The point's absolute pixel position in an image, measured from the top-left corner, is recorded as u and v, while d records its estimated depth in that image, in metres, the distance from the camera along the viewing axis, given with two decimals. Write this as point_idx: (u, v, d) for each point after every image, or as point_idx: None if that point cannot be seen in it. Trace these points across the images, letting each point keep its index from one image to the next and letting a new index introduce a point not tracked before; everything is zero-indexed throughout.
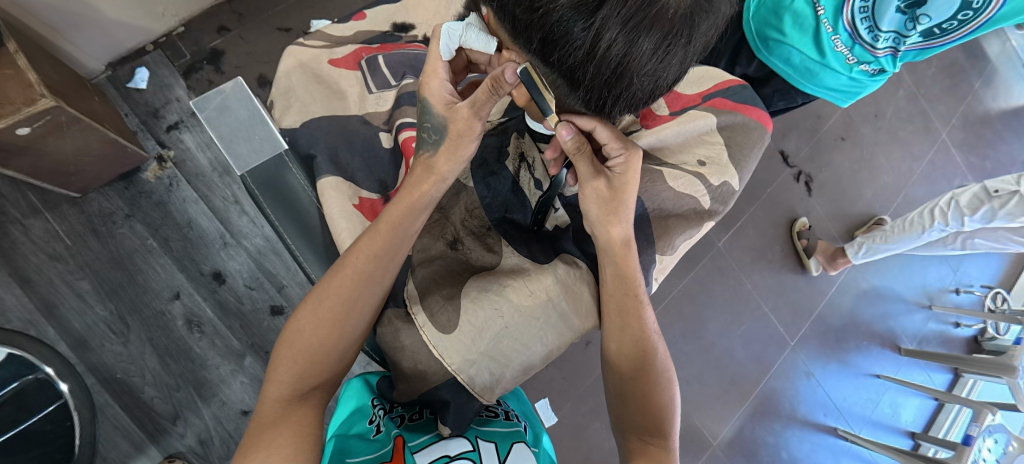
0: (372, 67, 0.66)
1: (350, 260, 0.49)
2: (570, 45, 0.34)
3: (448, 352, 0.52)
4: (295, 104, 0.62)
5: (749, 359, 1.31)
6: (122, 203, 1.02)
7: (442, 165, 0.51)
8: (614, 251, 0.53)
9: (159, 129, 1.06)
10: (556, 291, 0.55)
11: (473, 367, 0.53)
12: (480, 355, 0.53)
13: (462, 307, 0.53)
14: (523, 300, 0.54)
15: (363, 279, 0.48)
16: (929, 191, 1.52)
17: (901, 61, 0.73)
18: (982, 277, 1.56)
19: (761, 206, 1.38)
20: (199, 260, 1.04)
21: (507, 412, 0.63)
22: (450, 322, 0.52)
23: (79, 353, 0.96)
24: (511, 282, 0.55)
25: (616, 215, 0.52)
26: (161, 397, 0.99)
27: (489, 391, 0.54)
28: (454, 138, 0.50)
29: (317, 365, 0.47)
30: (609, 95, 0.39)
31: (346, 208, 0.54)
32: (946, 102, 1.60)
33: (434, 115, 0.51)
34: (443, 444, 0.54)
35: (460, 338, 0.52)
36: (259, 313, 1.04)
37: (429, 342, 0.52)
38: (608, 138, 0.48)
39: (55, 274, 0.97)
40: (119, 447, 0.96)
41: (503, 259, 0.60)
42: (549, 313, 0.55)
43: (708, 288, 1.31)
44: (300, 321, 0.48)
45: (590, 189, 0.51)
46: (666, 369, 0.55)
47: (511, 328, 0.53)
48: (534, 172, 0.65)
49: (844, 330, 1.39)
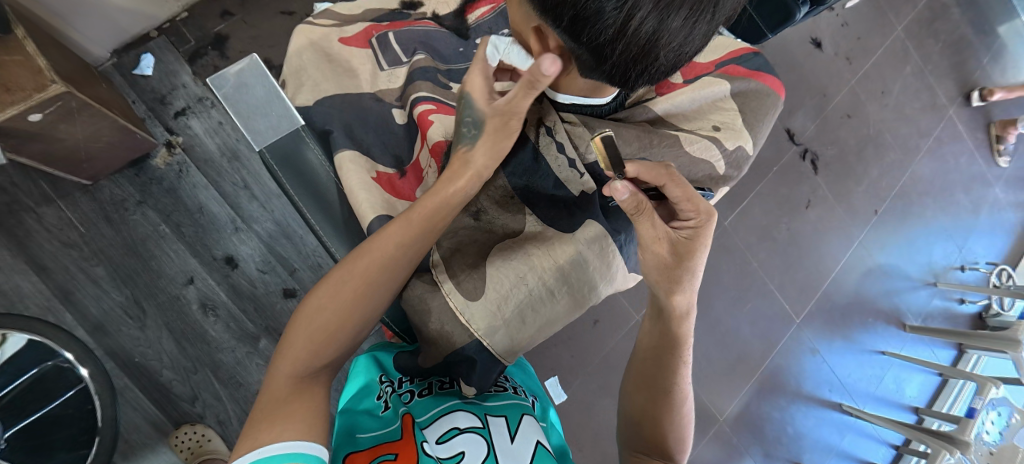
0: (383, 45, 0.67)
1: (363, 251, 0.50)
2: (601, 23, 0.34)
3: (475, 319, 0.56)
4: (308, 83, 0.62)
5: (755, 336, 1.32)
6: (133, 190, 1.03)
7: (478, 161, 0.52)
8: (669, 317, 0.56)
9: (166, 116, 1.06)
10: (576, 260, 0.59)
11: (496, 333, 0.57)
12: (503, 322, 0.57)
13: (488, 275, 0.57)
14: (545, 263, 0.58)
15: (375, 275, 0.49)
16: (934, 168, 1.53)
17: None
18: (988, 254, 1.56)
19: (769, 184, 1.38)
20: (210, 245, 1.05)
21: (515, 387, 0.64)
22: (476, 289, 0.57)
23: (97, 338, 0.98)
24: (535, 251, 0.59)
25: (679, 285, 0.53)
26: (179, 380, 1.01)
27: (510, 353, 0.59)
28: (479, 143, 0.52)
29: (328, 344, 0.48)
30: (633, 71, 0.39)
31: (365, 181, 0.54)
32: (953, 77, 1.59)
33: (474, 109, 0.52)
34: (451, 419, 0.54)
35: (486, 303, 0.57)
36: (272, 295, 1.06)
37: (456, 308, 0.56)
38: (683, 198, 0.50)
39: (69, 261, 0.99)
40: (141, 430, 0.98)
41: (525, 225, 0.61)
42: (569, 280, 0.59)
43: (714, 266, 1.32)
44: (319, 299, 0.49)
45: (672, 245, 0.51)
46: (682, 422, 0.60)
47: (532, 295, 0.58)
48: (555, 136, 0.58)
49: (850, 307, 1.40)
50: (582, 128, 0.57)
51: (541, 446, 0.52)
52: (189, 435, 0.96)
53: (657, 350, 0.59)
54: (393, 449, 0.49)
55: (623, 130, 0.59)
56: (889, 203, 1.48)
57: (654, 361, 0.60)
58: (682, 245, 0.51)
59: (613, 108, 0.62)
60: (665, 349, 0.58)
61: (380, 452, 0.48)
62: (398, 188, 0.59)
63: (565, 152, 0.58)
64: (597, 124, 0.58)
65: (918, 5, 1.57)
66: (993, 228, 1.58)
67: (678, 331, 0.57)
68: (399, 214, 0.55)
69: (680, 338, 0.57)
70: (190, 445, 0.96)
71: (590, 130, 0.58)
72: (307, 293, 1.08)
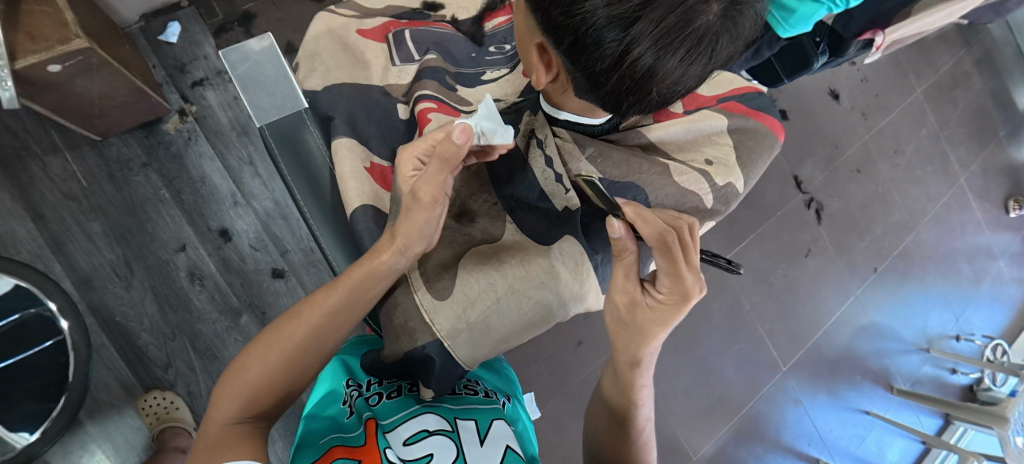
0: (398, 41, 0.68)
1: (301, 308, 0.51)
2: (599, 52, 0.35)
3: (438, 318, 0.55)
4: (320, 69, 0.63)
5: (739, 378, 1.30)
6: (140, 151, 1.04)
7: (426, 197, 0.47)
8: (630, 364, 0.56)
9: (184, 84, 1.07)
10: (549, 274, 0.58)
11: (458, 336, 0.56)
12: (466, 326, 0.56)
13: (458, 275, 0.57)
14: (517, 272, 0.57)
15: (323, 328, 0.50)
16: (939, 233, 1.52)
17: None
18: (985, 327, 1.54)
19: (771, 227, 1.38)
20: (207, 215, 1.05)
21: (486, 390, 0.63)
22: (445, 288, 0.56)
23: (82, 292, 0.98)
24: (510, 259, 0.58)
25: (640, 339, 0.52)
26: (156, 345, 1.01)
27: (471, 360, 0.57)
28: (405, 216, 0.49)
29: (276, 383, 0.49)
30: (625, 101, 0.41)
31: (356, 168, 0.55)
32: (968, 145, 1.59)
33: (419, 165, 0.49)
34: (415, 422, 0.53)
35: (452, 305, 0.55)
36: (260, 273, 1.06)
37: (423, 305, 0.55)
38: (665, 272, 0.46)
39: (67, 213, 0.99)
40: (110, 389, 0.98)
41: (504, 233, 0.61)
42: (540, 294, 0.58)
43: (706, 303, 1.31)
44: (277, 333, 0.50)
45: (631, 299, 0.51)
46: (645, 442, 0.60)
47: (501, 303, 0.57)
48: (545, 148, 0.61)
49: (838, 362, 1.38)
50: (572, 144, 0.61)
51: (511, 450, 0.52)
52: (156, 401, 0.96)
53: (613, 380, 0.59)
54: (355, 454, 0.48)
55: (614, 152, 0.62)
56: (890, 262, 1.46)
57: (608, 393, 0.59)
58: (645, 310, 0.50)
59: (606, 129, 0.64)
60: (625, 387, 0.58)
61: (340, 457, 0.48)
62: (389, 181, 0.58)
63: (552, 166, 0.60)
64: (588, 142, 0.61)
65: (940, 70, 1.58)
66: (992, 301, 1.56)
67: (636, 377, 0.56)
68: (385, 207, 0.55)
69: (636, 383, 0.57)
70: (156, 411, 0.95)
71: (579, 146, 0.61)
72: (296, 275, 1.08)
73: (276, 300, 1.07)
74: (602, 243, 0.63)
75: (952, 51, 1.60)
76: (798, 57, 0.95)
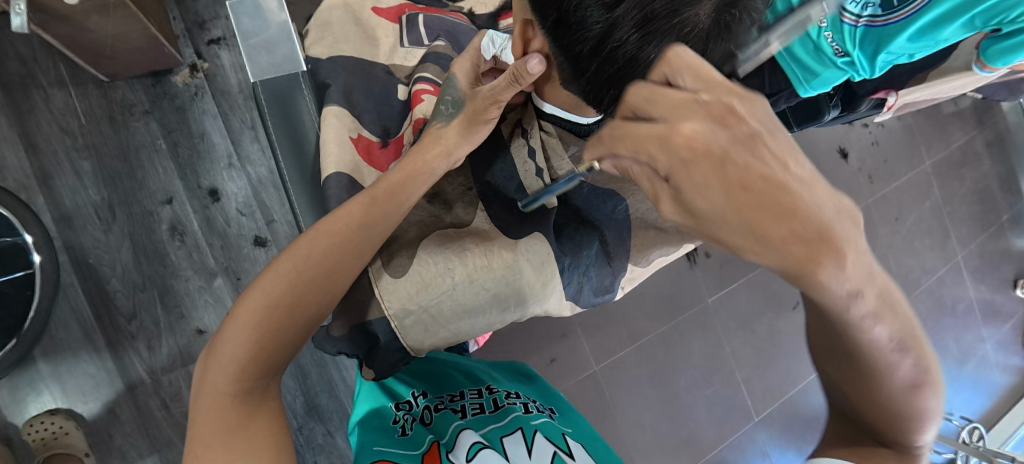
0: (411, 23, 0.71)
1: (262, 282, 0.50)
2: (583, 32, 0.36)
3: (389, 296, 0.56)
4: (329, 38, 0.67)
5: (709, 422, 1.28)
6: (145, 99, 1.03)
7: (451, 136, 0.58)
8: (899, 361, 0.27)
9: (200, 40, 1.07)
10: (508, 267, 0.58)
11: (408, 318, 0.56)
12: (417, 309, 0.56)
13: (416, 256, 0.57)
14: (477, 262, 0.57)
15: (305, 278, 0.50)
16: (930, 307, 1.50)
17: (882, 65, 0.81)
18: (964, 408, 1.51)
19: (762, 273, 1.38)
20: (199, 173, 1.05)
21: (528, 402, 0.61)
22: (402, 266, 0.57)
23: (60, 228, 0.97)
24: (472, 249, 0.58)
25: (883, 297, 0.25)
26: (124, 293, 0.99)
27: (418, 343, 0.59)
28: (413, 153, 0.57)
29: (265, 345, 0.48)
30: (605, 94, 0.41)
31: (342, 137, 0.59)
32: (970, 224, 1.58)
33: (456, 90, 0.59)
34: (465, 433, 0.53)
35: (406, 286, 0.56)
36: (242, 239, 1.05)
37: (378, 286, 0.56)
38: (671, 158, 0.27)
39: (61, 148, 0.98)
40: (70, 330, 0.95)
41: (474, 219, 0.63)
42: (498, 285, 0.58)
43: (686, 340, 1.29)
44: (256, 293, 0.49)
45: (818, 290, 0.24)
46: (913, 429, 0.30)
47: (455, 290, 0.56)
48: (530, 140, 0.62)
49: (812, 421, 1.36)
50: (556, 140, 0.61)
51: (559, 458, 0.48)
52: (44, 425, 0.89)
53: (862, 409, 0.32)
54: None
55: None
56: None
57: (878, 431, 0.32)
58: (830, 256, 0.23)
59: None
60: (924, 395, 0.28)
61: None
62: (372, 154, 0.63)
63: (535, 158, 0.63)
64: (574, 141, 0.61)
65: (952, 145, 1.58)
66: (975, 385, 1.54)
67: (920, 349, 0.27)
68: (361, 178, 0.59)
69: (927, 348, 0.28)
70: (44, 436, 0.88)
71: (564, 144, 0.61)
72: (277, 246, 1.07)
73: (253, 268, 1.05)
74: (572, 249, 0.63)
75: (965, 129, 1.61)
76: (808, 109, 0.96)
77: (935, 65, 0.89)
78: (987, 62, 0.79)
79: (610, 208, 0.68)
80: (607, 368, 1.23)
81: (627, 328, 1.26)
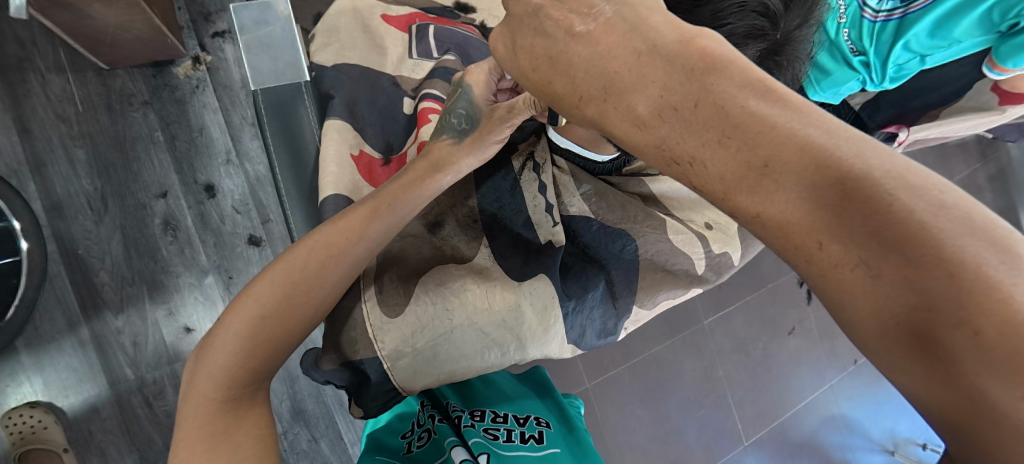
0: (421, 34, 0.75)
1: (254, 289, 0.48)
2: None
3: (382, 335, 0.54)
4: (335, 44, 0.71)
5: (699, 445, 1.26)
6: (145, 89, 1.01)
7: (463, 159, 0.57)
8: (895, 283, 0.20)
9: (204, 32, 1.05)
10: (508, 310, 0.58)
11: (401, 360, 0.55)
12: (413, 350, 0.55)
13: (414, 295, 0.56)
14: (478, 303, 0.57)
15: (297, 288, 0.48)
16: None
17: (905, 70, 0.83)
18: None
19: (760, 296, 1.37)
20: (196, 168, 1.03)
21: (527, 432, 0.57)
22: (399, 304, 0.55)
23: (51, 217, 0.95)
24: (473, 287, 0.58)
25: (811, 173, 0.22)
26: (113, 287, 0.97)
27: (409, 384, 0.56)
28: (415, 179, 0.55)
29: (253, 354, 0.46)
30: None
31: (341, 153, 0.62)
32: None
33: (469, 104, 0.57)
34: (458, 448, 0.51)
35: (402, 326, 0.54)
36: (236, 237, 1.03)
37: (371, 322, 0.54)
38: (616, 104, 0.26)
39: (55, 135, 0.96)
40: (54, 321, 0.93)
41: (476, 256, 0.62)
42: (497, 327, 0.57)
43: (679, 361, 1.28)
44: (246, 303, 0.48)
45: (705, 165, 0.24)
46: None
47: (454, 333, 0.56)
48: (541, 175, 0.67)
49: (801, 447, 1.34)
50: (569, 177, 0.67)
51: None
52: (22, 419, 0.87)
53: (961, 417, 0.19)
54: None
55: (609, 194, 0.68)
56: None
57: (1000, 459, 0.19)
58: (696, 133, 0.24)
59: (608, 170, 0.71)
60: (1013, 355, 0.17)
61: None
62: (372, 172, 0.65)
63: (544, 192, 0.66)
64: (585, 180, 0.68)
65: (954, 178, 1.58)
66: None
67: (948, 271, 0.19)
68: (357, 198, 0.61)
69: (977, 264, 0.18)
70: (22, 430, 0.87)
71: (575, 182, 0.67)
72: (272, 246, 1.05)
73: (246, 267, 1.03)
74: (577, 290, 0.63)
75: (969, 163, 1.60)
76: None
77: (950, 103, 0.93)
78: (998, 61, 0.79)
79: (619, 246, 0.67)
80: (599, 386, 1.21)
81: (620, 346, 1.25)
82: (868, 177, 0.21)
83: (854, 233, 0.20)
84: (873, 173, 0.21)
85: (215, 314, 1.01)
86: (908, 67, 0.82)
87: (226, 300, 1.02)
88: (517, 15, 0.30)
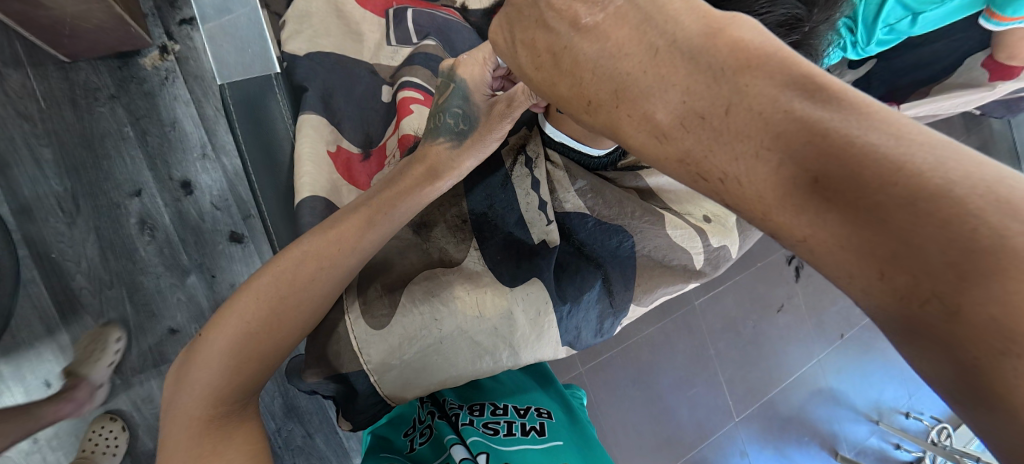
0: (398, 18, 0.72)
1: (240, 305, 0.46)
2: None
3: (367, 349, 0.53)
4: (307, 31, 0.68)
5: (691, 422, 1.28)
6: (110, 82, 0.96)
7: (466, 160, 0.54)
8: (978, 322, 0.17)
9: (170, 19, 0.99)
10: (497, 314, 0.57)
11: (387, 372, 0.54)
12: (400, 362, 0.54)
13: (399, 306, 0.55)
14: (467, 311, 0.56)
15: (287, 301, 0.47)
16: None
17: (899, 30, 0.79)
18: (933, 408, 1.48)
19: (749, 276, 1.38)
20: (171, 164, 0.99)
21: (528, 426, 0.56)
22: (383, 315, 0.54)
23: (20, 220, 0.90)
24: (462, 294, 0.56)
25: (874, 190, 0.19)
26: (90, 290, 0.94)
27: (398, 396, 0.56)
28: (408, 189, 0.53)
29: (241, 369, 0.45)
30: None
31: (316, 151, 0.59)
32: None
33: (467, 104, 0.54)
34: (457, 447, 0.50)
35: (387, 339, 0.54)
36: (217, 235, 1.01)
37: (355, 336, 0.53)
38: (633, 114, 0.25)
39: (17, 133, 0.91)
40: (31, 327, 0.90)
41: (467, 259, 0.61)
42: (490, 333, 0.56)
43: (671, 341, 1.29)
44: (231, 317, 0.46)
45: (740, 183, 0.23)
46: None
47: (443, 342, 0.55)
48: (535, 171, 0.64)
49: (790, 420, 1.37)
50: (563, 173, 0.64)
51: None
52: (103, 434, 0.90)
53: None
54: None
55: (607, 190, 0.66)
56: (858, 330, 1.47)
57: None
58: (728, 145, 0.23)
59: (605, 164, 0.68)
60: None
61: None
62: (351, 169, 0.63)
63: (538, 188, 0.64)
64: (580, 175, 0.65)
65: None
66: None
67: None
68: (338, 198, 0.59)
69: None
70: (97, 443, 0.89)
71: (570, 177, 0.65)
72: (255, 241, 1.03)
73: (229, 265, 1.01)
74: (573, 292, 0.62)
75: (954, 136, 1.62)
76: None
77: (939, 80, 0.93)
78: (997, 10, 0.78)
79: (616, 243, 0.66)
80: (592, 369, 1.22)
81: None
82: (950, 193, 0.18)
83: (926, 264, 0.18)
84: (954, 187, 0.18)
85: (200, 314, 0.99)
86: (901, 28, 0.78)
87: (210, 299, 1.00)
88: (518, 6, 0.29)
